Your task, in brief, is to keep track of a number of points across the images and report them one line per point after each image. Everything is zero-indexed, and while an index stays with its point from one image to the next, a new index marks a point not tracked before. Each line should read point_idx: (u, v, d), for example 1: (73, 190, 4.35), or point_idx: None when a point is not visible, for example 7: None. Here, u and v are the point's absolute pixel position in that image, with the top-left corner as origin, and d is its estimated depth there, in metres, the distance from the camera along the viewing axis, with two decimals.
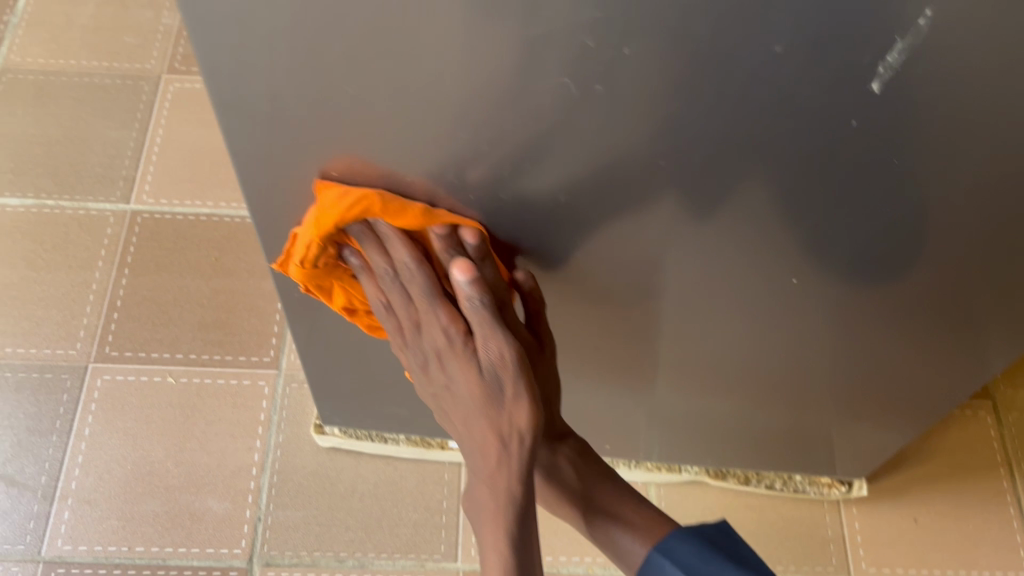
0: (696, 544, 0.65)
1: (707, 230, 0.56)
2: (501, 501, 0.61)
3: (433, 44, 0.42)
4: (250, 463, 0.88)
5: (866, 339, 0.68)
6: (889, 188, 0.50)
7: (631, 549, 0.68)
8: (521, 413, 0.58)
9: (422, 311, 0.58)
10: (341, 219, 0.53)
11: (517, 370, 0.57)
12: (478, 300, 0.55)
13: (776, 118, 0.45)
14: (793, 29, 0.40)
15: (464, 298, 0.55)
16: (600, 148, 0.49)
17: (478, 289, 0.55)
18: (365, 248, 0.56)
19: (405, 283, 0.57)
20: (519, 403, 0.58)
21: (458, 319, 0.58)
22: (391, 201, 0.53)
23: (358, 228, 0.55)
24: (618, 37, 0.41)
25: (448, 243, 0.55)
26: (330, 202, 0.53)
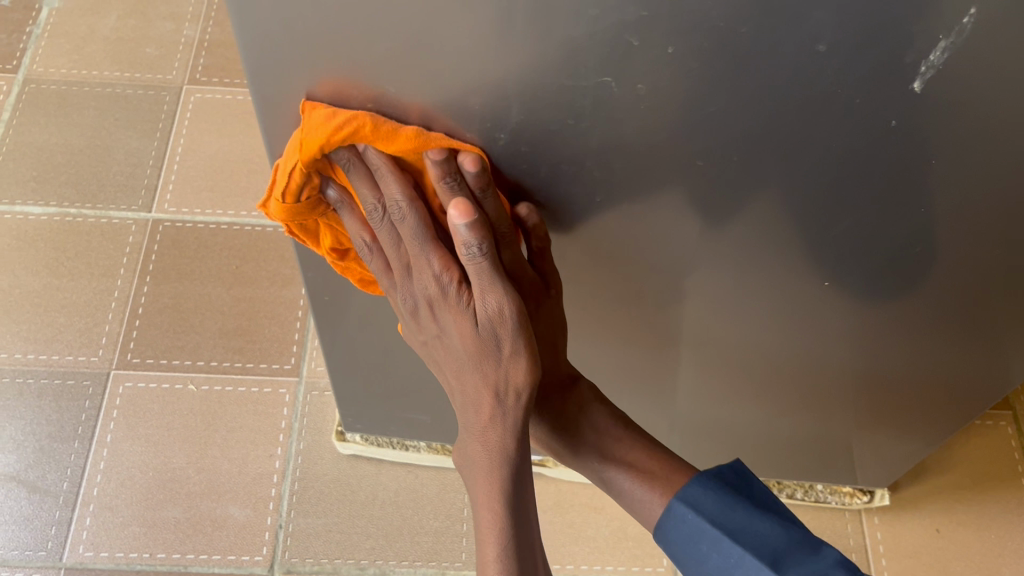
0: (720, 492, 0.58)
1: (728, 237, 0.53)
2: (494, 462, 0.55)
3: (467, 45, 0.41)
4: (272, 470, 0.86)
5: (909, 342, 0.64)
6: (920, 192, 0.47)
7: (646, 501, 0.61)
8: (518, 369, 0.52)
9: (412, 253, 0.50)
10: (327, 142, 0.45)
11: (517, 325, 0.50)
12: (477, 247, 0.47)
13: (812, 116, 0.43)
14: (837, 25, 0.38)
15: (460, 245, 0.47)
16: (618, 154, 0.46)
17: (477, 233, 0.47)
18: (352, 179, 0.48)
19: (396, 222, 0.49)
20: (516, 359, 0.52)
21: (452, 265, 0.50)
22: (384, 125, 0.45)
23: (344, 155, 0.47)
24: (659, 36, 0.39)
25: (444, 174, 0.46)
26: (317, 124, 0.45)
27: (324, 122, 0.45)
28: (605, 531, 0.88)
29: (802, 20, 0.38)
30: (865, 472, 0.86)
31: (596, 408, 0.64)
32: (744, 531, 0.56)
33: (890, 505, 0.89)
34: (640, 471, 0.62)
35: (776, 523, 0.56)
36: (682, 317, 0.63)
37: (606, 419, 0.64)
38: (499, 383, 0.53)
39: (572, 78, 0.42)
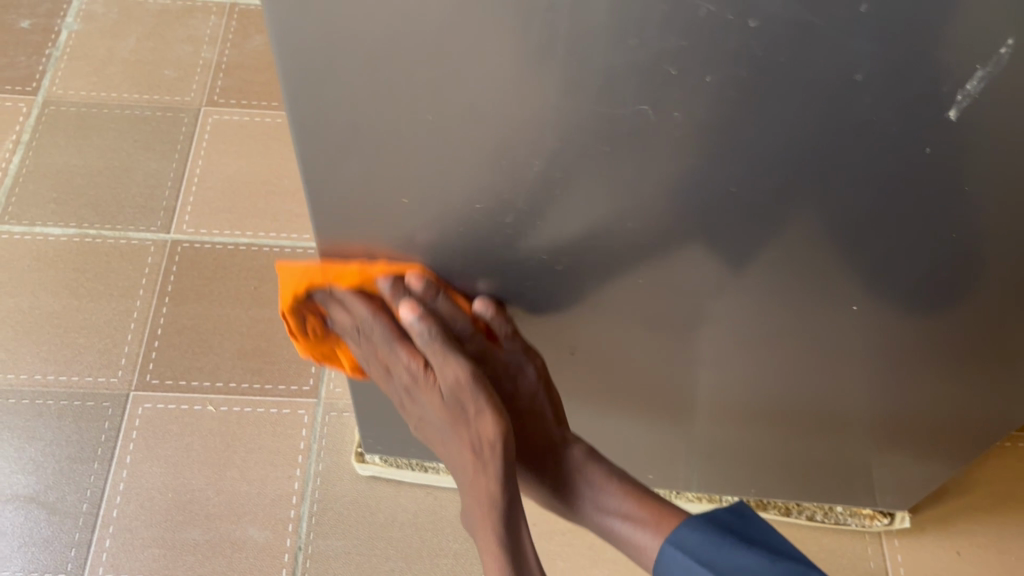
0: (707, 531, 0.58)
1: (757, 262, 0.53)
2: (488, 515, 0.59)
3: (509, 74, 0.41)
4: (290, 492, 0.86)
5: (935, 364, 0.64)
6: (953, 215, 0.48)
7: (643, 545, 0.61)
8: (487, 427, 0.55)
9: (385, 353, 0.57)
10: (297, 295, 0.55)
11: (477, 388, 0.54)
12: (428, 334, 0.53)
13: (847, 143, 0.43)
14: (875, 56, 0.38)
15: (415, 335, 0.54)
16: (652, 181, 0.47)
17: (426, 324, 0.53)
18: (329, 311, 0.57)
19: (367, 334, 0.57)
20: (484, 417, 0.55)
21: (417, 353, 0.56)
22: (335, 268, 0.55)
23: (318, 299, 0.56)
24: (699, 66, 0.40)
25: (391, 290, 0.54)
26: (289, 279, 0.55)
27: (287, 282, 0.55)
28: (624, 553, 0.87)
29: (842, 50, 0.38)
30: (885, 494, 0.85)
31: (590, 464, 0.63)
32: (731, 568, 0.56)
33: (910, 528, 0.89)
34: (635, 522, 0.62)
35: (763, 558, 0.56)
36: (706, 341, 0.63)
37: (602, 474, 0.63)
38: (475, 441, 0.56)
39: (610, 106, 0.42)
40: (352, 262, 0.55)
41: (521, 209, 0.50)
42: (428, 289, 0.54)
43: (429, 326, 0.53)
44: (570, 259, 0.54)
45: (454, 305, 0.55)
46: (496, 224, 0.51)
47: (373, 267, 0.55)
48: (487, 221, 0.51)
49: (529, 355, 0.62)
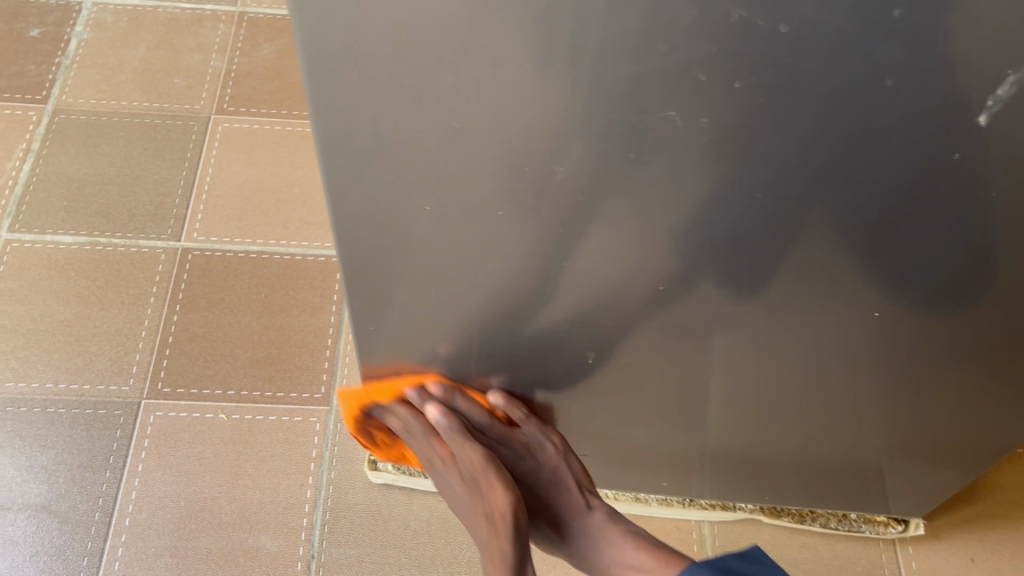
0: None
1: (779, 269, 0.53)
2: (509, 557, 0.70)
3: (538, 82, 0.41)
4: (303, 500, 0.86)
5: (954, 370, 0.64)
6: (980, 220, 0.48)
7: None
8: (499, 499, 0.65)
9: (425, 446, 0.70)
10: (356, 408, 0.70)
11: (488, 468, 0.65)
12: (447, 429, 0.66)
13: (875, 149, 0.43)
14: (906, 62, 0.38)
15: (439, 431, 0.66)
16: (677, 187, 0.47)
17: (445, 422, 0.66)
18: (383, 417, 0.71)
19: (410, 432, 0.70)
20: (496, 491, 0.65)
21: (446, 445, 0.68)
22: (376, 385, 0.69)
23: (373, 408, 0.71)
24: (728, 72, 0.40)
25: (417, 396, 0.67)
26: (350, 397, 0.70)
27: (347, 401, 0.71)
28: None
29: (872, 57, 0.38)
30: (900, 501, 0.85)
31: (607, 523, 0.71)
32: None
33: (924, 534, 0.89)
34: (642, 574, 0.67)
35: None
36: (725, 349, 0.63)
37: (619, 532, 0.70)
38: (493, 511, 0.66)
39: (638, 113, 0.42)
40: (389, 378, 0.68)
41: (545, 217, 0.50)
42: (447, 393, 0.66)
43: (448, 422, 0.66)
44: (592, 268, 0.54)
45: (472, 403, 0.67)
46: (518, 232, 0.51)
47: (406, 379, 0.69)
48: (510, 229, 0.51)
49: (547, 433, 0.72)
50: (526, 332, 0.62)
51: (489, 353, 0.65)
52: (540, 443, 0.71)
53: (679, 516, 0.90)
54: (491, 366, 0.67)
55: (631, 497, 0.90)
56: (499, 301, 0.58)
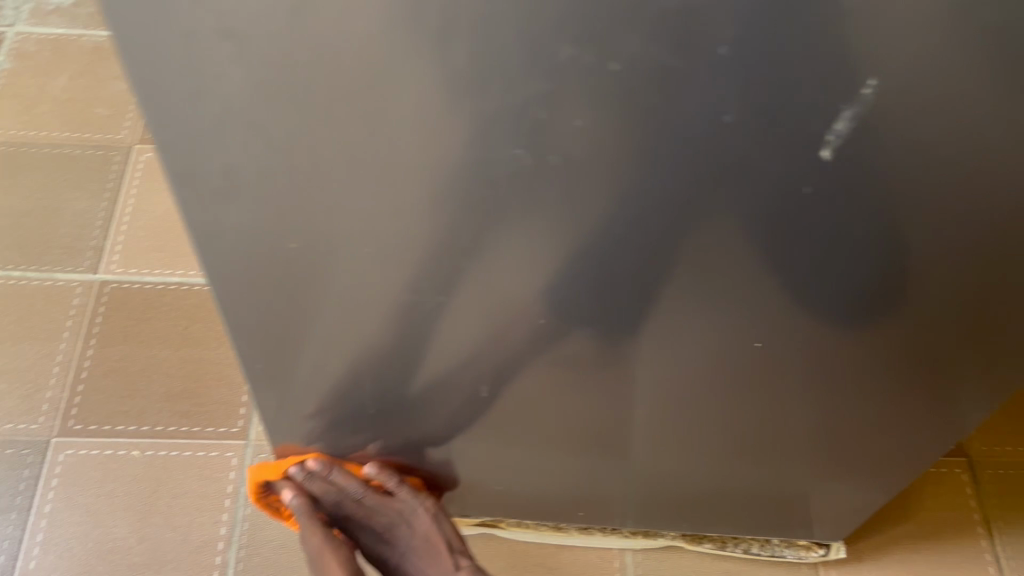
0: None
1: (656, 298, 0.53)
2: None
3: (380, 118, 0.41)
4: (216, 537, 0.84)
5: (848, 395, 0.63)
6: (843, 250, 0.48)
7: None
8: None
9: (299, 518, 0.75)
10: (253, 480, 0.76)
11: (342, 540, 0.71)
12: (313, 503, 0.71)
13: (725, 183, 0.43)
14: (740, 97, 0.38)
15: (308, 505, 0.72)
16: (540, 222, 0.46)
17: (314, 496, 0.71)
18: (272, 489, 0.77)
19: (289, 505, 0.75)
20: None
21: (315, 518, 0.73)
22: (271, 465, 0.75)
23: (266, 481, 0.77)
24: (569, 109, 0.39)
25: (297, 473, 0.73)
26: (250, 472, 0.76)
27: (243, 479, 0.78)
28: None
29: (707, 93, 0.38)
30: (820, 524, 0.84)
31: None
32: None
33: (847, 557, 0.89)
34: None
35: None
36: (619, 376, 0.63)
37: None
38: None
39: (487, 150, 0.42)
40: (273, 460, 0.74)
41: (413, 253, 0.49)
42: (321, 469, 0.72)
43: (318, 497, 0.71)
44: (465, 300, 0.54)
45: (347, 477, 0.73)
46: (388, 268, 0.51)
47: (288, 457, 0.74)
48: (378, 264, 0.51)
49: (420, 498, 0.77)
50: (416, 364, 0.61)
51: (384, 385, 0.64)
52: (415, 510, 0.76)
53: (600, 544, 0.90)
54: (388, 399, 0.66)
55: (552, 527, 0.90)
56: (384, 336, 0.58)
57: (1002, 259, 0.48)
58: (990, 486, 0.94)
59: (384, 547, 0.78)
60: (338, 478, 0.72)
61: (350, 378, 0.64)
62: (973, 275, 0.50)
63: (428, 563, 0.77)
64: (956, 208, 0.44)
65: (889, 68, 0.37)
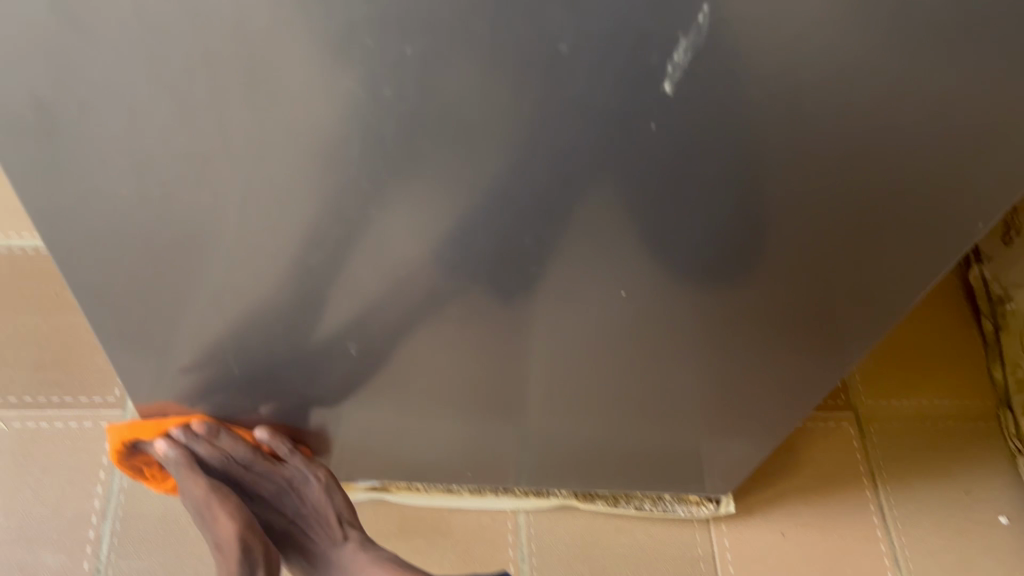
0: None
1: (517, 252, 0.51)
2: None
3: (194, 49, 0.38)
4: (90, 510, 0.81)
5: (719, 347, 0.63)
6: (699, 193, 0.46)
7: None
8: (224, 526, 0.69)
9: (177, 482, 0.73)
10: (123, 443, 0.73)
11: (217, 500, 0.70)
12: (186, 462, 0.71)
13: (571, 119, 0.41)
14: (574, 22, 0.36)
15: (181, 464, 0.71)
16: (381, 166, 0.44)
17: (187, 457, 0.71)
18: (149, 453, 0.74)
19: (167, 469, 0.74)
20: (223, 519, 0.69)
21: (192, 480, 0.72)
22: (148, 425, 0.72)
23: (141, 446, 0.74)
24: (397, 36, 0.37)
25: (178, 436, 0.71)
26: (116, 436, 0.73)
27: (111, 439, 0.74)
28: (451, 554, 0.85)
29: (540, 18, 0.36)
30: (709, 479, 0.85)
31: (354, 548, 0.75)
32: None
33: (738, 512, 0.90)
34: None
35: None
36: (491, 338, 0.61)
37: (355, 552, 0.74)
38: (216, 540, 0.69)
39: (313, 82, 0.39)
40: (150, 419, 0.72)
41: (255, 197, 0.46)
42: (204, 432, 0.70)
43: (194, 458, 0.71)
44: (316, 254, 0.51)
45: (235, 440, 0.72)
46: (230, 216, 0.48)
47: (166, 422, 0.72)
48: (220, 212, 0.48)
49: (312, 467, 0.77)
50: (279, 324, 0.59)
51: (248, 346, 0.62)
52: (306, 479, 0.76)
53: (492, 506, 0.88)
54: (254, 361, 0.63)
55: (443, 489, 0.88)
56: (238, 293, 0.55)
57: (859, 205, 0.48)
58: (876, 439, 0.96)
59: (272, 519, 0.77)
60: (224, 441, 0.71)
61: (211, 338, 0.60)
62: (832, 223, 0.49)
63: (318, 534, 0.76)
64: (807, 150, 0.43)
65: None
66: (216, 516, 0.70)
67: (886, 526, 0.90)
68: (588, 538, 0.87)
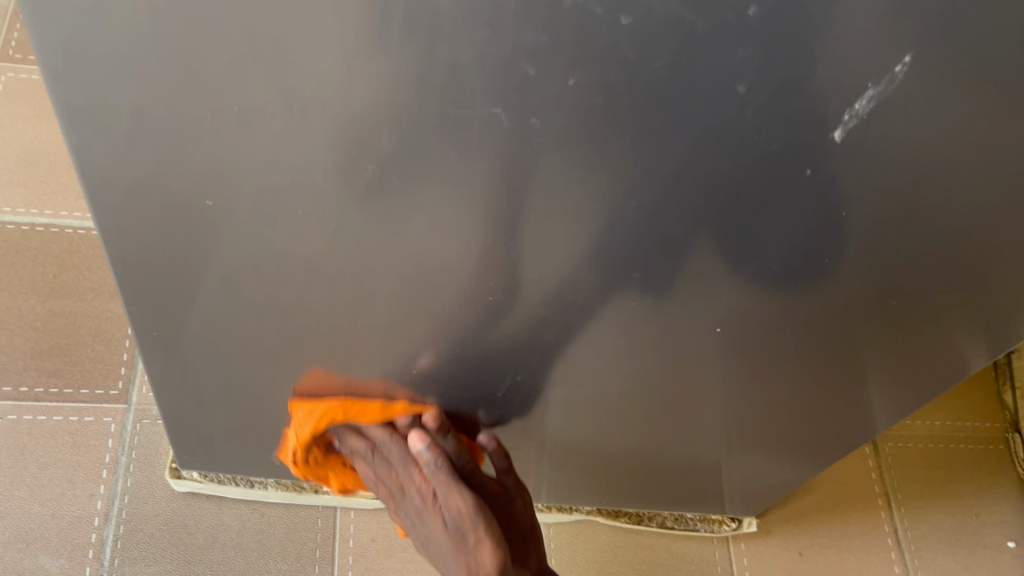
0: None
1: (618, 286, 0.48)
2: None
3: (331, 68, 0.34)
4: (92, 512, 0.78)
5: (788, 386, 0.61)
6: (823, 237, 0.44)
7: None
8: (487, 555, 0.62)
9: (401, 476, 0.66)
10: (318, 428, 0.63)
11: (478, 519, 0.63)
12: (434, 463, 0.62)
13: (725, 162, 0.39)
14: (760, 65, 0.34)
15: (424, 463, 0.63)
16: (506, 194, 0.41)
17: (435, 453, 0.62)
18: (346, 435, 0.65)
19: (384, 458, 0.65)
20: (483, 546, 0.62)
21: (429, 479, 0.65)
22: (368, 407, 0.63)
23: (341, 429, 0.65)
24: (563, 67, 0.34)
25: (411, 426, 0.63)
26: (306, 414, 0.63)
27: (310, 414, 0.63)
28: None
29: (726, 60, 0.34)
30: (733, 503, 0.84)
31: None
32: None
33: (757, 531, 0.89)
34: None
35: None
36: (560, 367, 0.58)
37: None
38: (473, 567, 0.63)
39: (457, 107, 0.36)
40: (373, 401, 0.63)
41: (353, 221, 0.43)
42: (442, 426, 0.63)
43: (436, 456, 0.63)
44: (406, 278, 0.47)
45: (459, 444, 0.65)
46: (323, 237, 0.44)
47: (390, 408, 0.63)
48: (311, 232, 0.44)
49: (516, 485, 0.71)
50: (339, 345, 0.55)
51: (299, 362, 0.58)
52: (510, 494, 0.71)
53: None
54: (300, 377, 0.60)
55: None
56: (308, 310, 0.51)
57: (975, 252, 0.46)
58: (891, 459, 0.96)
59: None
60: (456, 442, 0.65)
61: (261, 351, 0.57)
62: (950, 262, 0.47)
63: None
64: (954, 194, 0.42)
65: (924, 31, 0.33)
66: (480, 539, 0.62)
67: (900, 548, 0.90)
68: (611, 556, 0.86)
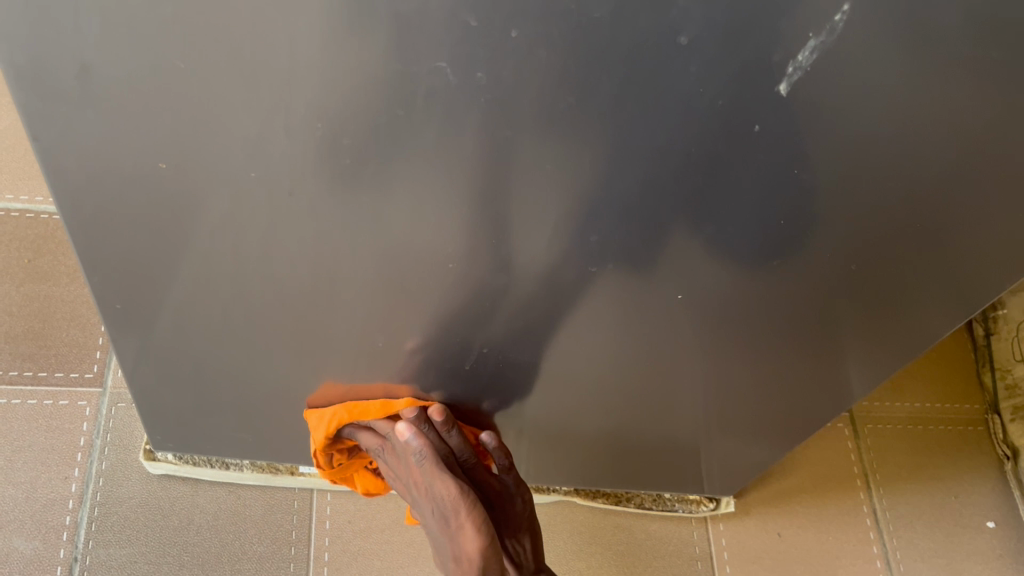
0: None
1: (577, 252, 0.48)
2: None
3: (272, 23, 0.34)
4: (67, 495, 0.78)
5: (755, 357, 0.61)
6: (779, 199, 0.44)
7: None
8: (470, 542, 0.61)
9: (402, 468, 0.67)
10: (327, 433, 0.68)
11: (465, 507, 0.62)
12: (422, 451, 0.63)
13: (674, 119, 0.39)
14: (700, 17, 0.34)
15: (412, 451, 0.63)
16: (457, 155, 0.41)
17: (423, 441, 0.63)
18: (359, 432, 0.69)
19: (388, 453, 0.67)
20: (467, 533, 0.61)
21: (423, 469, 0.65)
22: (371, 405, 0.67)
23: (353, 428, 0.68)
24: (504, 20, 0.34)
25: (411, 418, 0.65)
26: (317, 418, 0.69)
27: (321, 419, 0.68)
28: None
29: (666, 11, 0.34)
30: (710, 483, 0.84)
31: None
32: None
33: (735, 512, 0.89)
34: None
35: None
36: (526, 340, 0.58)
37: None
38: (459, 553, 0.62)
39: (401, 64, 0.36)
40: (378, 397, 0.67)
41: (308, 184, 0.43)
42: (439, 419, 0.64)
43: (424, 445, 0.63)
44: (364, 243, 0.47)
45: (462, 439, 0.66)
46: (278, 201, 0.44)
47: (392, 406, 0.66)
48: (266, 198, 0.44)
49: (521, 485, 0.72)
50: (303, 316, 0.55)
51: (265, 336, 0.58)
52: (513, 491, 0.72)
53: None
54: (266, 351, 0.60)
55: None
56: (269, 279, 0.51)
57: (933, 214, 0.46)
58: (870, 441, 0.96)
59: None
60: (458, 437, 0.66)
61: (226, 325, 0.57)
62: (909, 225, 0.47)
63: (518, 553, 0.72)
64: (906, 153, 0.42)
65: None
66: (463, 524, 0.62)
67: (878, 528, 0.90)
68: (588, 537, 0.86)
